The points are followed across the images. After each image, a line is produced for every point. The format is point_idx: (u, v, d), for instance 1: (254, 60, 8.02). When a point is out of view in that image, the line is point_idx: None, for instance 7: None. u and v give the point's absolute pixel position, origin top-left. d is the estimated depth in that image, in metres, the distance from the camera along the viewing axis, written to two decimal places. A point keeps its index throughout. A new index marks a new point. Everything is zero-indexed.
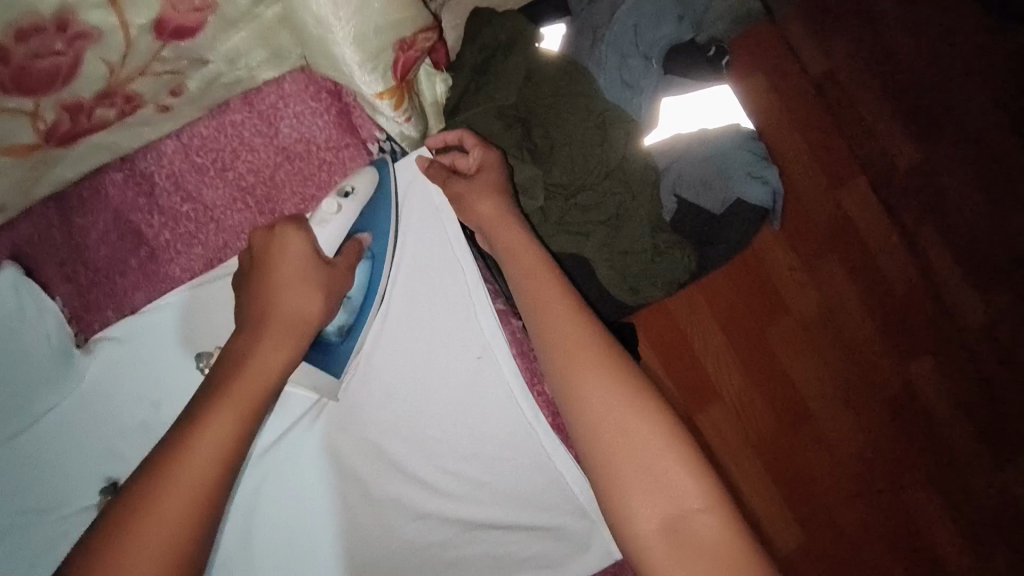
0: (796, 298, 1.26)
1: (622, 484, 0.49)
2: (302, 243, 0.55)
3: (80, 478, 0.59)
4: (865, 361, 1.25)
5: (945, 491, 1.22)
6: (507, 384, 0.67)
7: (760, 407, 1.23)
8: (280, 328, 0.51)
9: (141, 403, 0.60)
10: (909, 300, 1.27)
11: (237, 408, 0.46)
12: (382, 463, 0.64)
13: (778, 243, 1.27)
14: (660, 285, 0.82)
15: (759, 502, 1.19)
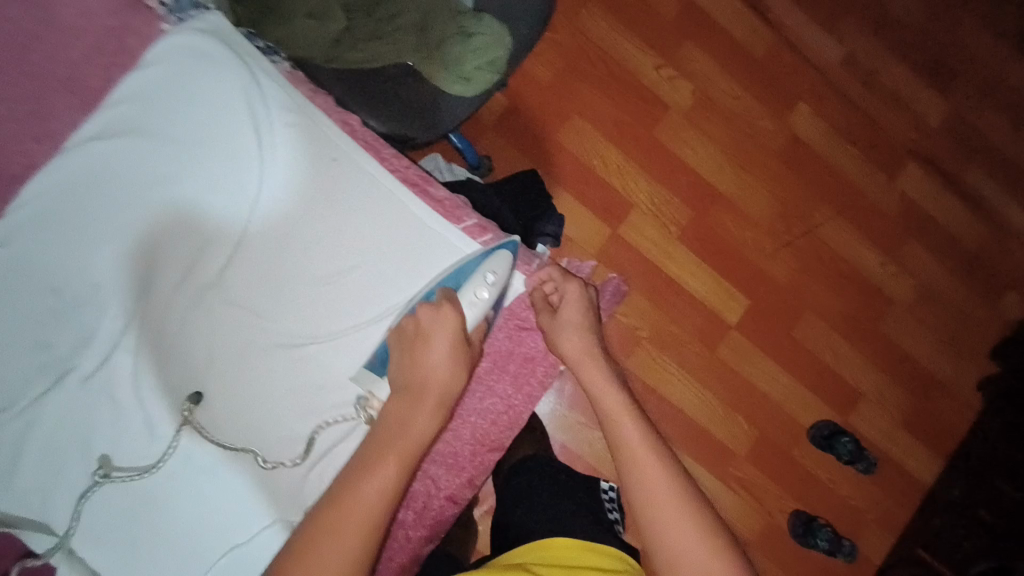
0: (671, 90, 1.39)
1: (636, 460, 0.64)
2: (454, 324, 0.65)
3: (43, 385, 0.67)
4: (754, 128, 1.41)
5: (836, 211, 1.43)
6: (365, 173, 0.72)
7: (670, 200, 1.38)
8: (434, 406, 0.62)
9: (45, 294, 0.67)
10: (774, 57, 1.42)
11: (386, 473, 0.56)
12: (280, 279, 0.71)
13: (647, 52, 1.38)
14: (484, 68, 0.88)
15: (697, 280, 1.38)
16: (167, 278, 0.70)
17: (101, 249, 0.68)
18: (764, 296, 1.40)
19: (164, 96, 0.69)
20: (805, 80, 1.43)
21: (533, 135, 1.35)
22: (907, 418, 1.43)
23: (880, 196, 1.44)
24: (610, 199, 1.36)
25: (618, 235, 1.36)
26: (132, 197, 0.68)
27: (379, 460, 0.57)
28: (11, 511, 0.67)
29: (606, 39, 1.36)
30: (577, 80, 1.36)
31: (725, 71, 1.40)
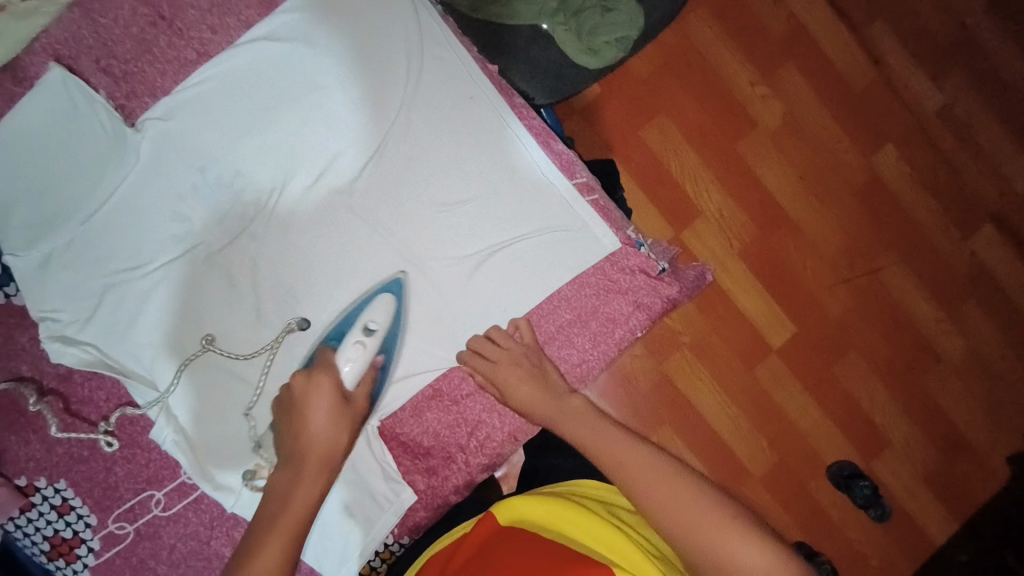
0: (762, 107, 1.26)
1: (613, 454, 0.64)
2: (325, 394, 0.66)
3: (174, 253, 0.73)
4: (839, 162, 1.28)
5: (909, 267, 1.29)
6: (497, 117, 0.77)
7: (737, 216, 1.24)
8: (316, 465, 0.64)
9: (191, 171, 0.72)
10: (872, 94, 1.29)
11: (277, 540, 0.58)
12: (400, 199, 0.76)
13: (745, 62, 1.25)
14: (614, 44, 0.92)
15: (755, 309, 1.23)
16: (298, 178, 0.74)
17: (247, 139, 0.73)
18: (812, 329, 1.25)
19: (332, 12, 0.74)
20: (898, 121, 1.30)
21: (624, 122, 1.22)
22: (936, 479, 1.26)
23: (950, 255, 1.30)
24: (678, 204, 1.23)
25: (680, 241, 1.23)
26: (285, 97, 0.73)
27: (271, 530, 0.59)
28: (122, 365, 0.73)
29: (708, 44, 1.24)
30: (669, 77, 1.22)
31: (822, 98, 1.27)
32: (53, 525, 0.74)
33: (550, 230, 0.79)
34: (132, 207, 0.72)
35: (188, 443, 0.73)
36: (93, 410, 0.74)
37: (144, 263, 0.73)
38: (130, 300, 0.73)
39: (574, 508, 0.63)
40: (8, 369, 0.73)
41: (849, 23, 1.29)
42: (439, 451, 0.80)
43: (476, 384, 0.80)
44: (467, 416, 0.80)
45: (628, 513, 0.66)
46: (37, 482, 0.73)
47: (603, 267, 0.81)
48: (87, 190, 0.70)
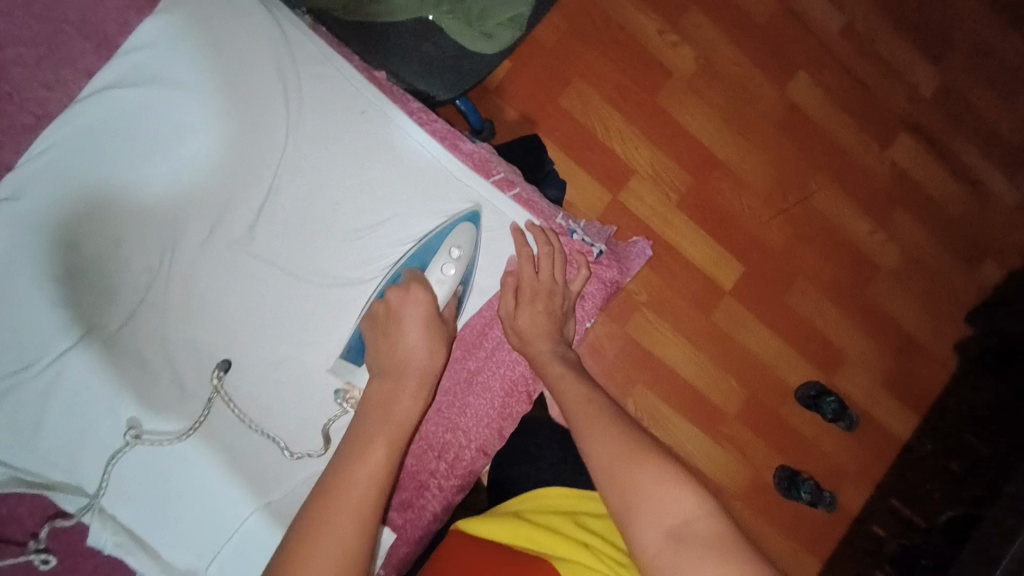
0: (675, 56, 1.22)
1: (593, 430, 0.62)
2: (427, 302, 0.66)
3: (54, 346, 0.64)
4: (756, 98, 1.26)
5: (841, 191, 1.29)
6: (395, 125, 0.72)
7: (671, 169, 1.22)
8: (416, 381, 0.64)
9: (59, 245, 0.62)
10: (777, 25, 1.27)
11: (374, 459, 0.55)
12: (311, 232, 0.71)
13: (649, 14, 1.21)
14: (506, 24, 0.84)
15: (706, 259, 1.23)
16: (191, 232, 0.68)
17: (119, 197, 0.64)
18: (758, 265, 1.25)
19: (187, 42, 0.66)
20: (801, 45, 1.28)
21: (538, 92, 1.18)
22: (894, 385, 1.30)
23: (876, 170, 1.31)
24: (610, 166, 1.20)
25: (618, 202, 1.21)
26: (150, 145, 0.65)
27: (363, 450, 0.56)
28: (36, 476, 0.65)
29: (609, 0, 1.20)
30: (579, 43, 1.18)
31: (730, 38, 1.25)
32: None
33: (476, 233, 0.75)
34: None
35: (132, 541, 0.67)
36: (21, 528, 0.68)
37: (24, 363, 0.63)
38: (18, 408, 0.64)
39: (549, 531, 0.62)
40: None
41: None
42: (409, 482, 0.78)
43: (435, 405, 0.78)
44: (432, 440, 0.78)
45: (595, 519, 0.67)
46: None
47: None
48: None
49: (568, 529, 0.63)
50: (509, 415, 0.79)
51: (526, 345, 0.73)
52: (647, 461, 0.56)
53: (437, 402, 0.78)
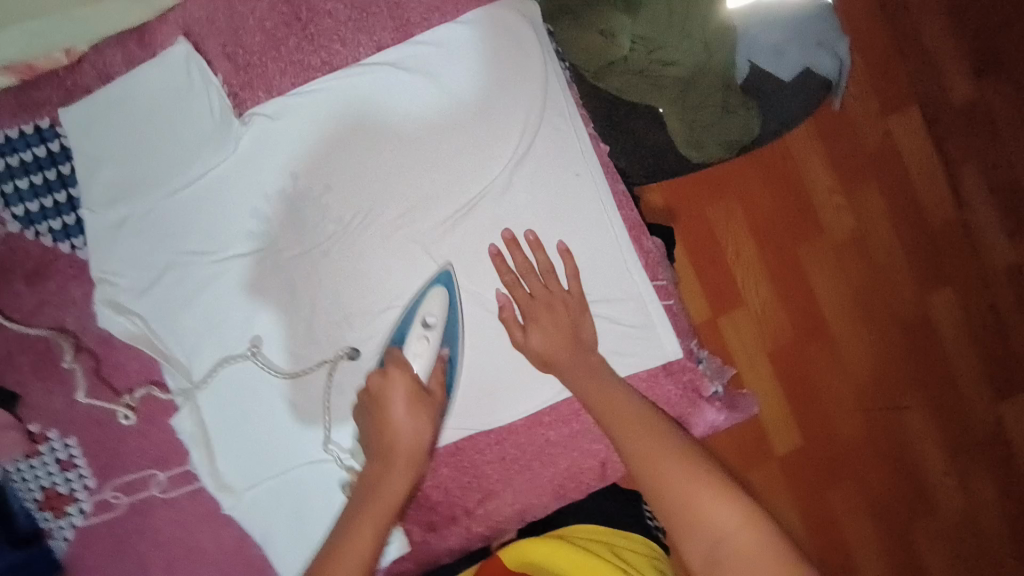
0: (834, 219, 1.11)
1: (631, 443, 0.61)
2: (400, 407, 0.66)
3: (236, 249, 0.72)
4: (896, 295, 1.13)
5: (938, 430, 1.13)
6: (599, 200, 0.75)
7: (778, 321, 1.09)
8: (405, 457, 0.64)
9: (282, 175, 0.71)
10: (948, 236, 1.14)
11: (360, 535, 0.59)
12: (479, 254, 0.73)
13: (828, 166, 1.11)
14: (721, 146, 0.90)
15: (771, 433, 1.09)
16: (381, 207, 0.72)
17: (345, 157, 0.71)
18: (821, 460, 1.10)
19: (464, 57, 0.72)
20: (962, 266, 1.15)
21: (695, 192, 1.07)
22: None
23: (985, 428, 1.14)
24: (720, 289, 1.08)
25: (712, 327, 1.08)
26: (393, 124, 0.72)
27: (353, 526, 0.60)
28: (162, 345, 0.72)
29: (795, 136, 1.10)
30: (748, 163, 1.08)
31: (895, 222, 1.13)
32: (50, 479, 0.74)
33: (614, 323, 0.76)
34: (209, 197, 0.71)
35: (202, 437, 0.73)
36: (123, 379, 0.74)
37: (208, 252, 0.71)
38: (179, 284, 0.71)
39: (549, 544, 0.67)
40: (54, 318, 0.73)
41: (949, 160, 1.14)
42: (444, 509, 0.78)
43: (500, 454, 0.78)
44: (482, 483, 0.78)
45: (628, 552, 0.69)
46: (49, 433, 0.73)
47: (658, 374, 0.78)
48: (179, 166, 0.70)
49: (602, 551, 0.66)
50: (561, 495, 0.79)
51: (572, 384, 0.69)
52: (693, 477, 0.56)
53: (504, 451, 0.77)
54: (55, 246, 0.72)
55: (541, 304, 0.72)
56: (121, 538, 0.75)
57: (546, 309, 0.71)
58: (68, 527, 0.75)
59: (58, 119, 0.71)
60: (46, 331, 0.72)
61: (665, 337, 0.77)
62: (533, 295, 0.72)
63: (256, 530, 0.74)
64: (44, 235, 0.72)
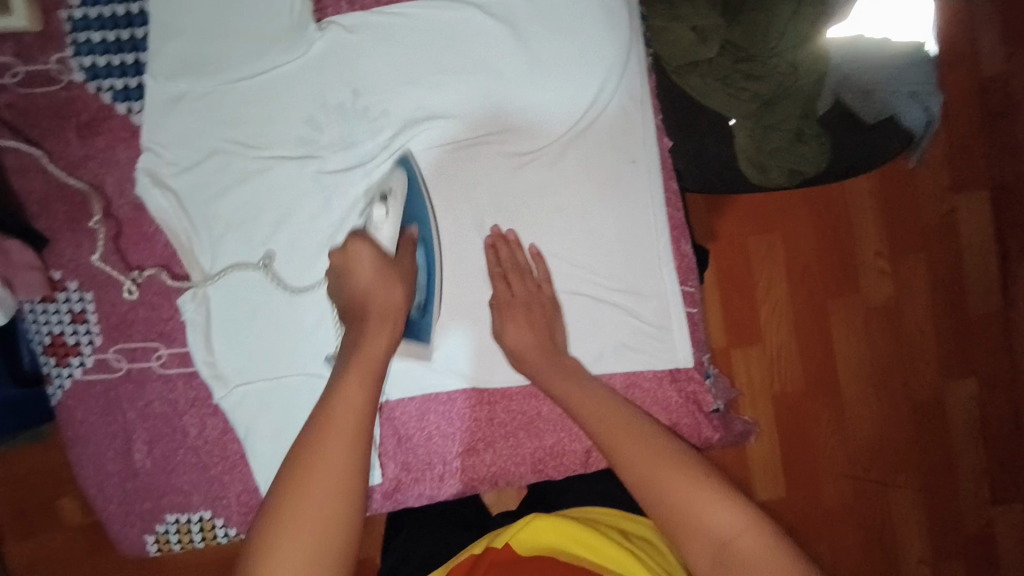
0: (874, 282, 1.08)
1: (624, 450, 0.58)
2: (366, 254, 0.62)
3: (285, 152, 0.73)
4: (916, 374, 1.10)
5: (923, 519, 1.10)
6: (648, 193, 0.73)
7: (791, 368, 1.07)
8: (381, 308, 0.60)
9: (345, 89, 0.72)
10: (986, 328, 1.10)
11: (350, 393, 0.53)
12: (514, 218, 0.73)
13: (882, 228, 1.07)
14: (785, 172, 0.87)
15: (755, 476, 1.07)
16: (429, 145, 0.73)
17: (411, 89, 0.72)
18: (798, 514, 1.08)
19: (549, 15, 0.71)
20: (992, 362, 1.11)
21: (742, 219, 1.05)
22: None
23: (973, 530, 1.11)
24: (742, 321, 1.06)
25: (723, 354, 1.06)
26: (463, 69, 0.72)
27: (343, 376, 0.54)
28: (192, 227, 0.74)
29: (856, 190, 1.07)
30: (802, 203, 1.06)
31: (936, 300, 1.09)
32: (60, 327, 0.76)
33: (632, 317, 0.75)
34: (271, 95, 0.72)
35: (206, 326, 0.74)
36: (149, 251, 0.76)
37: (258, 147, 0.73)
38: (223, 173, 0.73)
39: (574, 527, 0.63)
40: (96, 176, 0.73)
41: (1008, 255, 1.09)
42: (422, 453, 0.79)
43: (488, 415, 0.78)
44: (465, 438, 0.78)
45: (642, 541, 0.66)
46: (67, 283, 0.75)
47: (663, 378, 0.76)
48: (246, 54, 0.71)
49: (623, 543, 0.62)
50: (538, 469, 0.79)
51: (553, 389, 0.67)
52: (692, 485, 0.54)
53: (494, 413, 0.78)
54: (113, 106, 0.72)
55: (518, 304, 0.70)
56: (112, 400, 0.78)
57: (523, 307, 0.70)
58: (67, 376, 0.77)
59: None
60: (84, 185, 0.73)
61: (680, 343, 0.76)
62: (512, 291, 0.71)
63: (241, 425, 0.76)
64: (104, 92, 0.72)
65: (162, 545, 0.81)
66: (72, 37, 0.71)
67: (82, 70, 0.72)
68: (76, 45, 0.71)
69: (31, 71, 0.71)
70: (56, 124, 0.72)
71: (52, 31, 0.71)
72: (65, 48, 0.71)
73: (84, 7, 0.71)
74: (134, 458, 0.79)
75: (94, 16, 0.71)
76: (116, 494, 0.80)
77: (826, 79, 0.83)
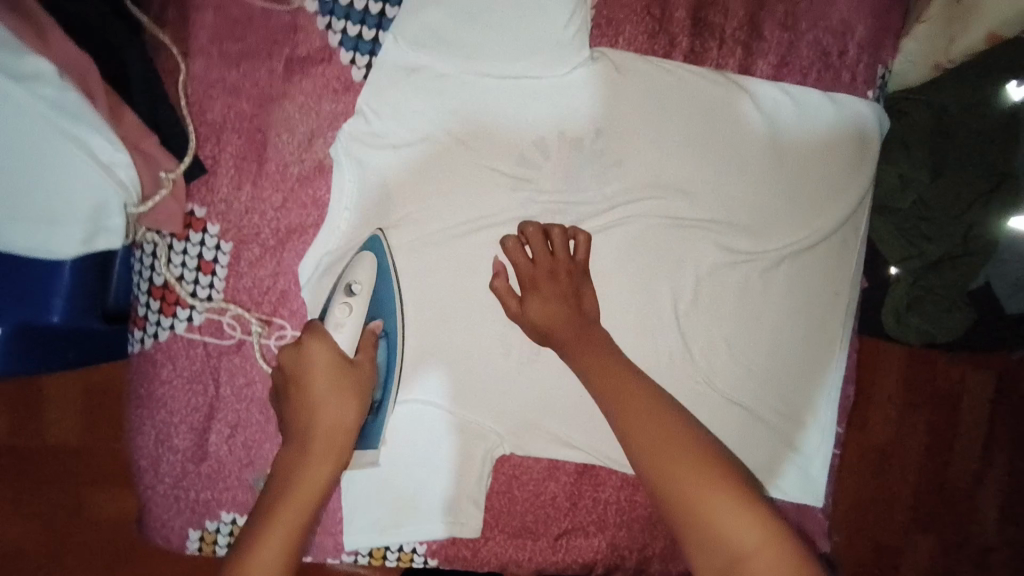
0: (880, 424, 0.97)
1: (669, 473, 0.54)
2: (320, 357, 0.60)
3: (499, 165, 0.67)
4: (885, 521, 0.97)
5: None
6: (839, 328, 0.72)
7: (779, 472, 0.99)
8: (325, 441, 0.57)
9: (589, 124, 0.66)
10: (955, 494, 0.98)
11: (267, 549, 0.50)
12: (697, 303, 0.70)
13: (903, 377, 0.97)
14: (924, 335, 0.85)
15: None
16: (647, 209, 0.68)
17: (656, 150, 0.67)
18: None
19: (810, 127, 0.69)
20: (942, 523, 0.98)
21: None
22: None
23: None
24: None
25: None
26: (707, 143, 0.68)
27: (269, 514, 0.53)
28: (359, 204, 0.65)
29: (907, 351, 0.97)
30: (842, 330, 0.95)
31: (929, 462, 0.97)
32: (180, 271, 0.64)
33: (780, 444, 0.72)
34: (509, 104, 0.66)
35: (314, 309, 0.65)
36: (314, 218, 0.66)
37: (472, 151, 0.66)
38: (425, 163, 0.66)
39: None
40: (286, 118, 0.64)
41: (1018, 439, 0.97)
42: (528, 520, 0.72)
43: (610, 499, 0.72)
44: (576, 515, 0.72)
45: None
46: (208, 224, 0.64)
47: (789, 510, 0.75)
48: (501, 53, 0.64)
49: None
50: (641, 567, 0.73)
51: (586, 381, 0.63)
52: (738, 532, 0.50)
53: (618, 498, 0.72)
54: (337, 51, 0.64)
55: (542, 275, 0.65)
56: (208, 369, 0.66)
57: (547, 278, 0.64)
58: (164, 328, 0.65)
59: None
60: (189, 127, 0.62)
61: (821, 483, 0.73)
62: (534, 262, 0.65)
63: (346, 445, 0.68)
64: (333, 33, 0.64)
65: (204, 544, 0.67)
66: None
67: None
68: None
69: None
70: (265, 48, 0.63)
71: None
72: None
73: None
74: (209, 439, 0.66)
75: None
76: (170, 472, 0.66)
77: (985, 266, 0.84)
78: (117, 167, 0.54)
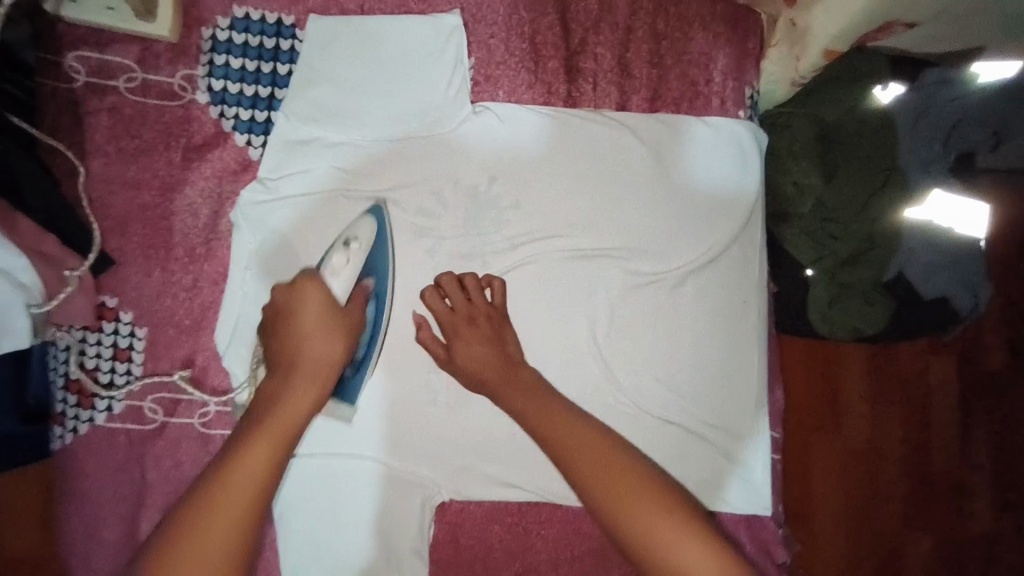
0: (854, 424, 0.95)
1: (583, 462, 0.57)
2: (320, 294, 0.61)
3: (400, 220, 0.69)
4: (881, 526, 0.94)
5: None
6: (752, 332, 0.75)
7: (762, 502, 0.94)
8: (314, 373, 0.58)
9: (482, 173, 0.70)
10: (946, 483, 0.96)
11: (251, 455, 0.51)
12: (615, 326, 0.72)
13: (864, 371, 0.96)
14: (846, 330, 0.87)
15: None
16: (549, 245, 0.71)
17: (552, 190, 0.71)
18: None
19: (691, 149, 0.73)
20: (942, 519, 0.96)
21: None
22: None
23: None
24: None
25: None
26: (596, 175, 0.72)
27: (246, 445, 0.52)
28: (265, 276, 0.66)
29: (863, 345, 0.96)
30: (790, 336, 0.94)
31: (909, 454, 0.96)
32: (95, 361, 0.65)
33: (717, 455, 0.73)
34: (402, 163, 0.69)
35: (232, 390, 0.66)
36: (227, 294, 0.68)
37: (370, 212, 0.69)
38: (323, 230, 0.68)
39: None
40: (190, 202, 0.67)
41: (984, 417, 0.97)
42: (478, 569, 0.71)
43: (556, 535, 0.72)
44: (526, 556, 0.71)
45: None
46: (120, 313, 0.66)
47: (741, 521, 0.74)
48: (393, 119, 0.69)
49: None
50: None
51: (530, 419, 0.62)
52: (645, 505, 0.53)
53: (566, 533, 0.72)
54: (232, 133, 0.68)
55: (462, 320, 0.66)
56: (132, 455, 0.66)
57: (465, 321, 0.66)
58: (84, 421, 0.65)
59: (303, 24, 0.69)
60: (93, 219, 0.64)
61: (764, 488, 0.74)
62: (454, 309, 0.67)
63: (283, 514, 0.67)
64: (227, 118, 0.68)
65: None
66: (209, 57, 0.68)
67: (209, 92, 0.68)
68: (212, 66, 0.68)
69: (150, 79, 0.67)
70: (165, 139, 0.67)
71: (187, 45, 0.68)
72: (199, 66, 0.68)
73: (232, 30, 0.68)
74: (137, 529, 0.65)
75: (238, 42, 0.68)
76: (102, 568, 0.65)
77: (894, 257, 0.84)
78: (16, 272, 0.56)
